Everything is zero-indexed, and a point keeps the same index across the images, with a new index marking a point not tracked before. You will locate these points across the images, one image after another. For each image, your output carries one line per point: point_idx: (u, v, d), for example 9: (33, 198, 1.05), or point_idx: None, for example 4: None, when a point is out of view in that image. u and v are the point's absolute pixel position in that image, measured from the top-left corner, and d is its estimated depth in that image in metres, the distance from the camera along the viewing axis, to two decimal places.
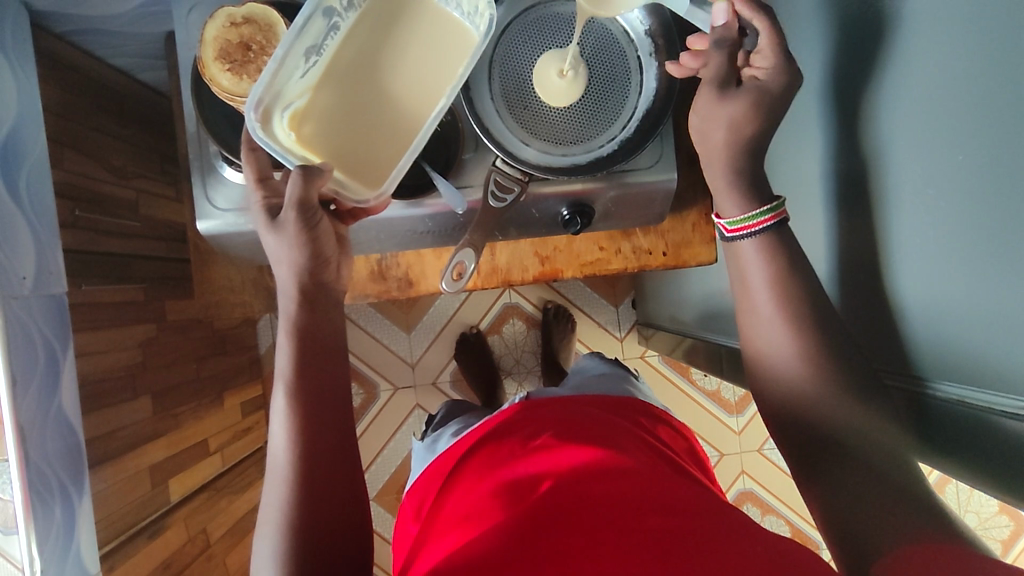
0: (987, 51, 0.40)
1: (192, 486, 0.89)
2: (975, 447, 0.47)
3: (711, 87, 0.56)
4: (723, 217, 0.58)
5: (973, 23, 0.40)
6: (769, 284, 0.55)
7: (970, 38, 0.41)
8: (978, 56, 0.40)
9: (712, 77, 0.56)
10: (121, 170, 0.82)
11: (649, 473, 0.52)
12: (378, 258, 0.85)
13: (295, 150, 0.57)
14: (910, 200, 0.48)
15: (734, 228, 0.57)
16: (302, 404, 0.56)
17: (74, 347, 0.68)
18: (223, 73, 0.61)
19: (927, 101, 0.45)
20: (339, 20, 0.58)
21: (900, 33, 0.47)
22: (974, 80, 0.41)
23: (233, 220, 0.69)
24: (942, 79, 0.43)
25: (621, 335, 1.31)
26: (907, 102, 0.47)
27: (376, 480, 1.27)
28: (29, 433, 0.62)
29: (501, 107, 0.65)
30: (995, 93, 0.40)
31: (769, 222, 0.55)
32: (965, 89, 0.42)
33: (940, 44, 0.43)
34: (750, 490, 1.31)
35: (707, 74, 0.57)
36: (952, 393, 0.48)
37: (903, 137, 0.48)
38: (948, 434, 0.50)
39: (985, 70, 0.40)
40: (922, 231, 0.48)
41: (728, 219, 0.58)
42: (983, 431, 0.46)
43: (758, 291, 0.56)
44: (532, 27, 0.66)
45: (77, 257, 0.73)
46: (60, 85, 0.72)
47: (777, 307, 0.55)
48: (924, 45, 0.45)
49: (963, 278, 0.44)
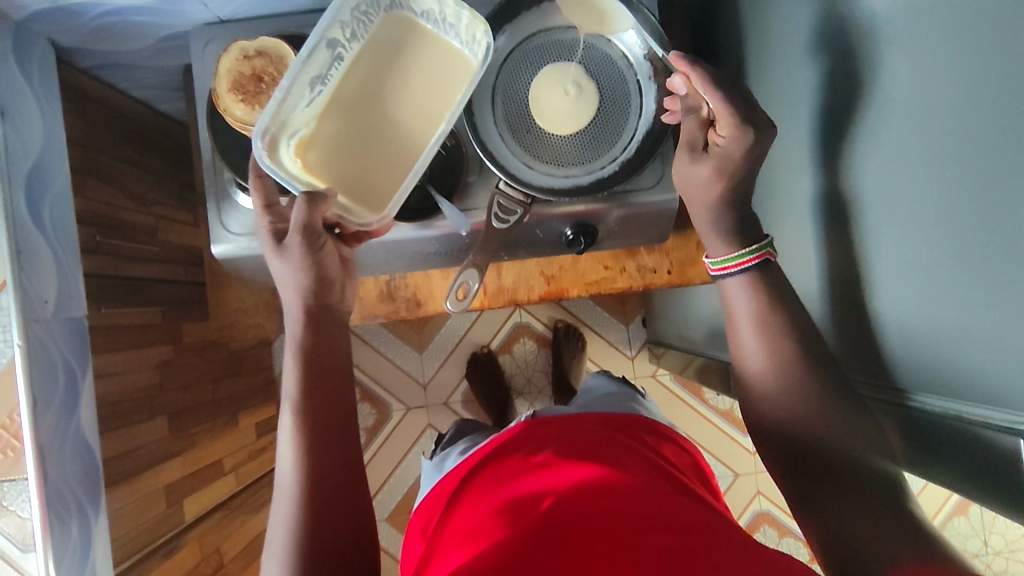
0: (956, 70, 0.40)
1: (207, 505, 0.90)
2: (954, 462, 0.47)
3: (684, 151, 0.59)
4: (711, 256, 0.61)
5: (942, 44, 0.41)
6: (757, 305, 0.57)
7: (942, 55, 0.41)
8: (950, 74, 0.41)
9: (683, 141, 0.60)
10: (141, 197, 0.85)
11: (650, 489, 0.53)
12: (387, 279, 0.87)
13: (301, 177, 0.60)
14: (889, 215, 0.49)
15: (718, 267, 0.59)
16: (310, 425, 0.58)
17: (92, 369, 0.70)
18: (236, 103, 0.64)
19: (905, 119, 0.45)
20: (344, 51, 0.60)
21: (878, 55, 0.48)
22: (944, 98, 0.41)
23: (246, 244, 0.71)
24: (917, 96, 0.44)
25: (632, 354, 1.31)
26: (886, 120, 0.47)
27: (388, 500, 1.27)
28: (49, 452, 0.64)
29: (504, 131, 0.67)
30: (967, 109, 0.40)
31: (753, 261, 0.57)
32: (936, 107, 0.42)
33: (914, 63, 0.44)
34: (767, 511, 1.29)
35: (681, 138, 0.60)
36: (938, 405, 0.47)
37: (882, 155, 0.48)
38: (930, 449, 0.49)
39: (955, 89, 0.40)
40: (902, 247, 0.48)
41: (714, 258, 0.60)
42: (963, 447, 0.45)
43: (746, 320, 0.57)
44: (533, 55, 0.67)
45: (98, 282, 0.75)
46: (85, 118, 0.75)
47: (767, 331, 0.56)
48: (899, 64, 0.45)
49: (944, 295, 0.44)
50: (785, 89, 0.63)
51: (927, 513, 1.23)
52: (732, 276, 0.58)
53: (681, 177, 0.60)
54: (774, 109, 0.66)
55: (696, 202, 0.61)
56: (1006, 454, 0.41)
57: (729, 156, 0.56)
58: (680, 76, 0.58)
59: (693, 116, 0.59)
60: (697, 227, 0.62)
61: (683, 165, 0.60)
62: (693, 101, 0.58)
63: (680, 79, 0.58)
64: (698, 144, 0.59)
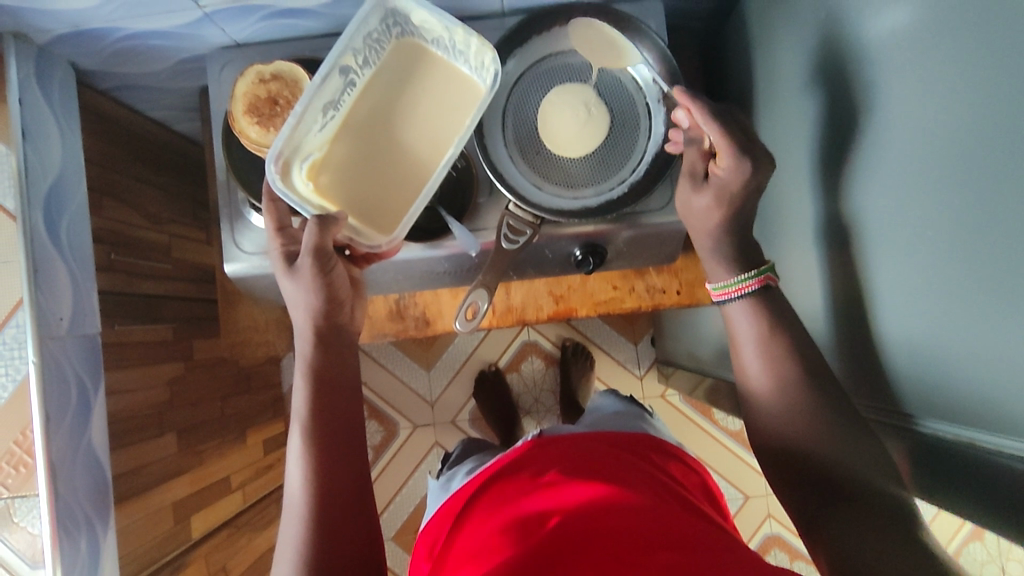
0: (947, 98, 0.41)
1: (214, 523, 0.90)
2: (952, 487, 0.46)
3: (687, 181, 0.62)
4: (712, 282, 0.62)
5: (936, 73, 0.41)
6: (759, 327, 0.58)
7: (934, 84, 0.42)
8: (945, 102, 0.41)
9: (684, 169, 0.62)
10: (156, 216, 0.87)
11: (657, 508, 0.52)
12: (396, 298, 0.88)
13: (313, 199, 0.60)
14: (889, 240, 0.49)
15: (719, 292, 0.60)
16: (317, 444, 0.58)
17: (104, 385, 0.71)
18: (251, 126, 0.65)
19: (904, 145, 0.46)
20: (356, 77, 0.61)
21: (880, 81, 0.48)
22: (936, 125, 0.42)
23: (257, 263, 0.72)
24: (913, 123, 0.44)
25: (641, 373, 1.30)
26: (884, 146, 0.48)
27: (395, 519, 1.27)
28: (60, 469, 0.64)
29: (514, 153, 0.67)
30: (965, 136, 0.40)
31: (753, 286, 0.58)
32: (929, 134, 0.42)
33: (910, 91, 0.44)
34: (778, 535, 1.27)
35: (683, 167, 0.62)
36: (946, 430, 0.45)
37: (883, 180, 0.49)
38: (938, 476, 0.48)
39: (946, 116, 0.41)
40: (903, 272, 0.48)
41: (715, 283, 0.61)
42: (964, 473, 0.44)
43: (747, 341, 0.58)
44: (543, 78, 0.68)
45: (113, 299, 0.77)
46: (103, 138, 0.77)
47: (767, 353, 0.57)
48: (897, 92, 0.46)
49: (941, 319, 0.44)
50: (790, 114, 0.63)
51: (940, 542, 1.21)
52: (733, 301, 0.59)
53: (682, 204, 0.63)
54: (779, 133, 0.66)
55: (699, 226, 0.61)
56: (1002, 478, 0.41)
57: (730, 183, 0.58)
58: (682, 110, 0.60)
59: (695, 146, 0.61)
60: (701, 250, 0.62)
61: (685, 192, 0.62)
62: (696, 134, 0.61)
63: (682, 113, 0.61)
64: (698, 174, 0.61)
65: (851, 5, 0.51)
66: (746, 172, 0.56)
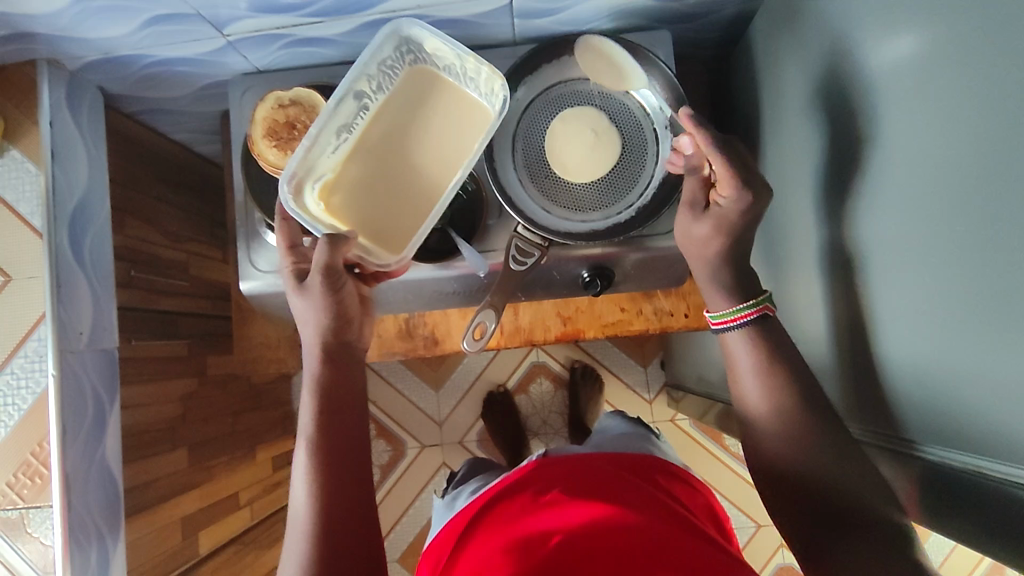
0: (949, 127, 0.41)
1: (222, 539, 0.91)
2: (958, 514, 0.46)
3: (686, 208, 0.62)
4: (711, 311, 0.62)
5: (936, 101, 0.42)
6: (756, 349, 0.58)
7: (935, 113, 0.42)
8: (948, 131, 0.41)
9: (685, 198, 0.62)
10: (175, 235, 0.90)
11: (658, 529, 0.52)
12: (406, 317, 0.89)
13: (325, 219, 0.62)
14: (891, 267, 0.49)
15: (719, 321, 0.60)
16: (325, 459, 0.58)
17: (119, 400, 0.73)
18: (270, 148, 0.67)
19: (904, 173, 0.46)
20: (370, 101, 0.64)
21: (882, 111, 0.49)
22: (937, 153, 0.42)
23: (271, 281, 0.74)
24: (915, 152, 0.45)
25: (650, 397, 1.30)
26: (885, 175, 0.48)
27: (399, 540, 1.27)
28: (74, 482, 0.66)
29: (523, 176, 0.69)
30: (966, 163, 0.40)
31: (753, 315, 0.59)
32: (929, 161, 0.43)
33: (912, 120, 0.45)
34: (790, 566, 1.25)
35: (683, 196, 0.62)
36: (949, 457, 0.45)
37: (883, 209, 0.49)
38: (943, 503, 0.47)
39: (942, 142, 0.42)
40: (904, 298, 0.48)
41: (715, 311, 0.61)
42: (970, 501, 0.44)
43: (747, 366, 0.58)
44: (553, 104, 0.70)
45: (131, 314, 0.79)
46: (126, 160, 0.80)
47: (767, 379, 0.57)
48: (900, 120, 0.46)
49: (939, 344, 0.44)
50: (794, 142, 0.64)
51: None
52: (731, 330, 0.60)
53: (681, 231, 0.63)
54: (783, 160, 0.67)
55: (700, 250, 0.62)
56: (1001, 505, 0.41)
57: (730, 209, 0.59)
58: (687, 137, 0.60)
59: (694, 175, 0.61)
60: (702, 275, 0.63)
61: (685, 220, 0.62)
62: (697, 162, 0.61)
63: (687, 140, 0.60)
64: (698, 198, 0.62)
65: (853, 38, 0.52)
66: (746, 198, 0.57)
